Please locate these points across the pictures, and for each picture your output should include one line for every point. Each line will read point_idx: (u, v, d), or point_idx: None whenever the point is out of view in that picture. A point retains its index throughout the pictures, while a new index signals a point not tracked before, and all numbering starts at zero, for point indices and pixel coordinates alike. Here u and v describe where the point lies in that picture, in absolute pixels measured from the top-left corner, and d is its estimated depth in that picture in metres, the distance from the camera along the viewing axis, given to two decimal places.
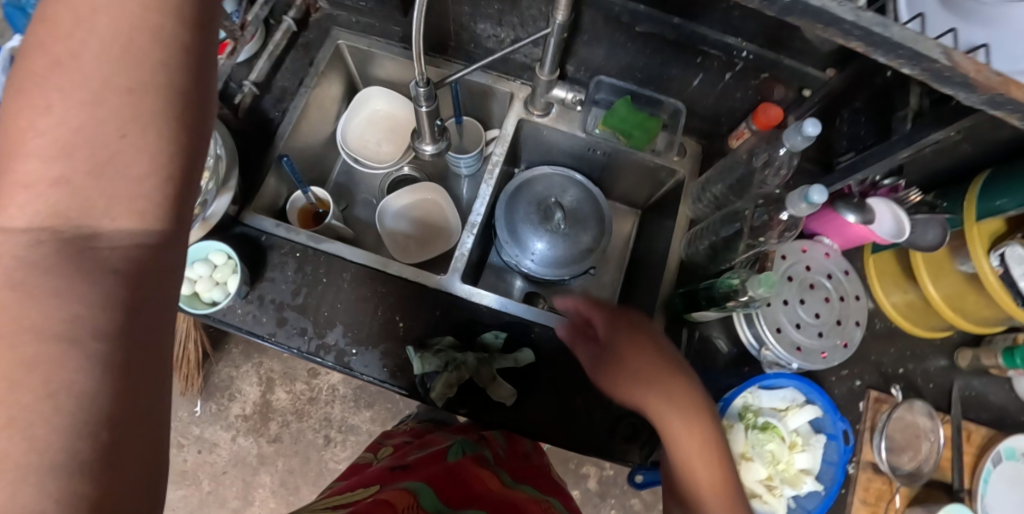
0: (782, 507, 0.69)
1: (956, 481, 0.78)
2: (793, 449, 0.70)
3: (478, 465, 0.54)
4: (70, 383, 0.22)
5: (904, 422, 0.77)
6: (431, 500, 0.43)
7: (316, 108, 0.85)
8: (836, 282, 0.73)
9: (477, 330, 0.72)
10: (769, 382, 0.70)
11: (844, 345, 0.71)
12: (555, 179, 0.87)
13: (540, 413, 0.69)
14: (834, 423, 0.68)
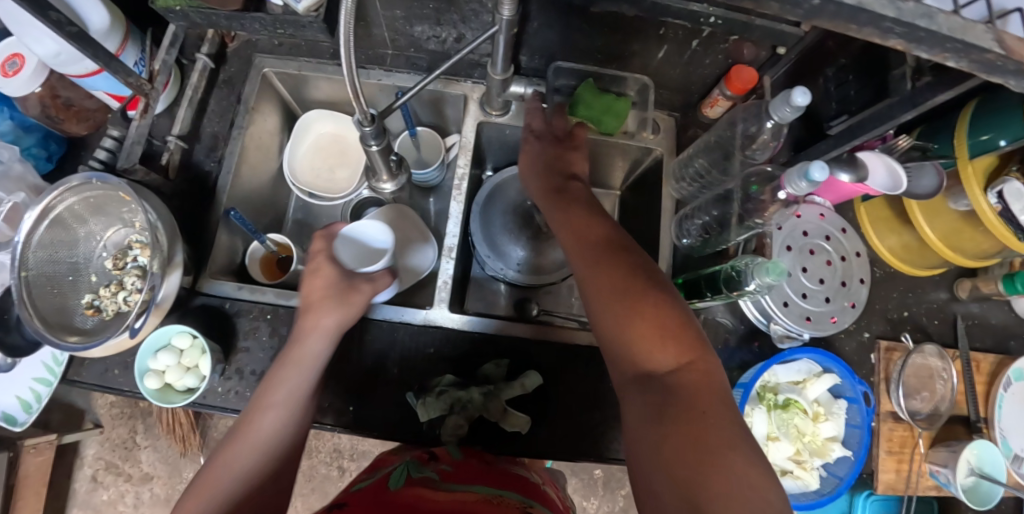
0: (815, 479, 0.68)
1: (972, 413, 0.78)
2: (817, 420, 0.69)
3: (420, 483, 0.51)
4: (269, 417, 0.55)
5: (917, 366, 0.77)
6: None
7: (255, 148, 0.78)
8: (834, 242, 0.71)
9: (477, 360, 0.67)
10: (786, 359, 0.67)
11: (852, 305, 0.69)
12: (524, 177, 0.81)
13: (558, 434, 0.66)
14: (854, 388, 0.66)
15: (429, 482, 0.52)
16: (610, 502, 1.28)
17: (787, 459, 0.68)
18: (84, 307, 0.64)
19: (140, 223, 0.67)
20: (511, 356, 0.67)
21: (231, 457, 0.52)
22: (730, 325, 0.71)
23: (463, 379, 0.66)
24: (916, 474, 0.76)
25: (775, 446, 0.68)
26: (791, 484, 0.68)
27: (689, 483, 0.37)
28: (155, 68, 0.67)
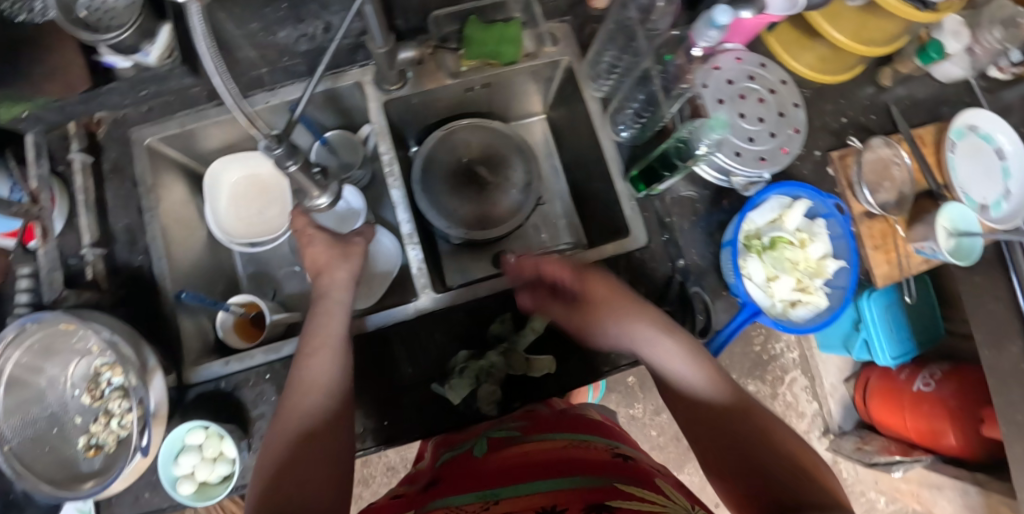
0: (822, 297, 0.71)
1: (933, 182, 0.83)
2: (804, 245, 0.72)
3: (501, 443, 0.58)
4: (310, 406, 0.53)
5: (872, 162, 0.80)
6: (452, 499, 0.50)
7: (174, 224, 0.73)
8: (759, 80, 0.72)
9: (484, 326, 0.67)
10: (757, 201, 0.69)
11: (795, 131, 0.71)
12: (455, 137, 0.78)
13: (585, 360, 0.68)
14: (825, 203, 0.70)
15: (511, 440, 0.58)
16: (653, 400, 1.34)
17: (792, 291, 0.71)
18: (84, 450, 0.61)
19: (96, 347, 0.62)
20: (513, 309, 0.68)
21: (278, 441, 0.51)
22: (698, 197, 0.73)
23: (479, 349, 0.66)
24: (903, 257, 0.81)
25: (777, 284, 0.70)
26: (803, 311, 0.71)
27: (772, 489, 0.46)
28: (32, 187, 0.62)
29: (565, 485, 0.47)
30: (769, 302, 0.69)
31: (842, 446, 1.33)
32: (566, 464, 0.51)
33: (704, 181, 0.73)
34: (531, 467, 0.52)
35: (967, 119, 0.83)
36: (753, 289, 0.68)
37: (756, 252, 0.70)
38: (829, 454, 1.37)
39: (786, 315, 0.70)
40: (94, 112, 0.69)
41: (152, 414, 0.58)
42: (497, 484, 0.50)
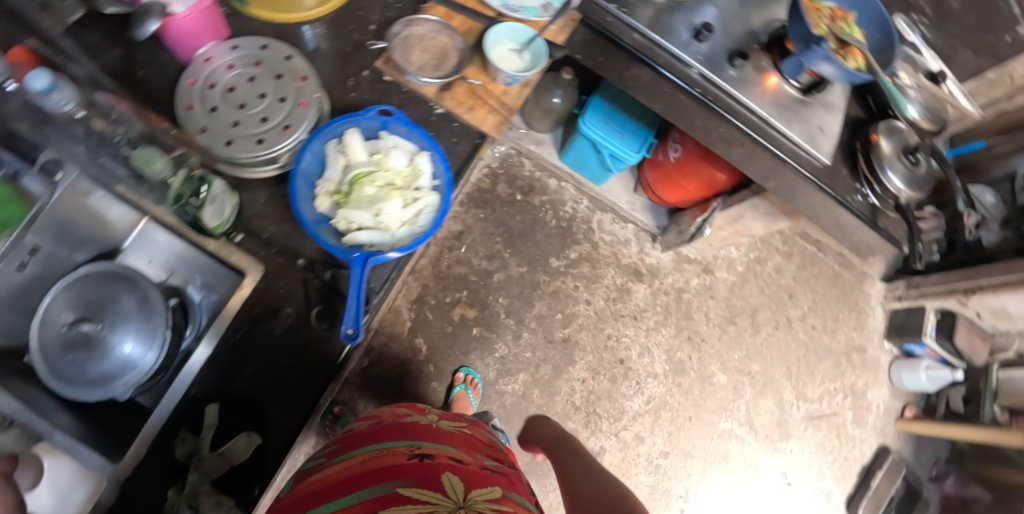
0: (436, 193, 0.69)
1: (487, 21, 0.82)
2: (386, 162, 0.69)
3: (318, 470, 0.64)
4: None
5: (416, 42, 0.78)
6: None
7: None
8: (241, 62, 0.69)
9: (173, 461, 0.62)
10: (307, 163, 0.66)
11: (304, 78, 0.69)
12: (46, 315, 0.69)
13: (285, 407, 0.65)
14: (369, 117, 0.69)
15: (321, 466, 0.65)
16: (508, 329, 1.32)
17: (405, 206, 0.68)
18: None
19: None
20: (189, 423, 0.63)
21: None
22: (276, 198, 0.70)
23: (180, 483, 0.61)
24: (500, 100, 0.79)
25: (386, 211, 0.67)
26: (426, 216, 0.69)
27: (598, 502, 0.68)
28: None
29: (359, 499, 0.54)
30: (387, 236, 0.66)
31: (669, 241, 1.40)
32: (365, 478, 0.57)
33: (263, 177, 0.68)
34: (338, 486, 0.58)
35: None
36: (363, 236, 0.65)
37: (344, 202, 0.66)
38: (669, 253, 1.45)
39: (416, 233, 0.68)
40: None
41: None
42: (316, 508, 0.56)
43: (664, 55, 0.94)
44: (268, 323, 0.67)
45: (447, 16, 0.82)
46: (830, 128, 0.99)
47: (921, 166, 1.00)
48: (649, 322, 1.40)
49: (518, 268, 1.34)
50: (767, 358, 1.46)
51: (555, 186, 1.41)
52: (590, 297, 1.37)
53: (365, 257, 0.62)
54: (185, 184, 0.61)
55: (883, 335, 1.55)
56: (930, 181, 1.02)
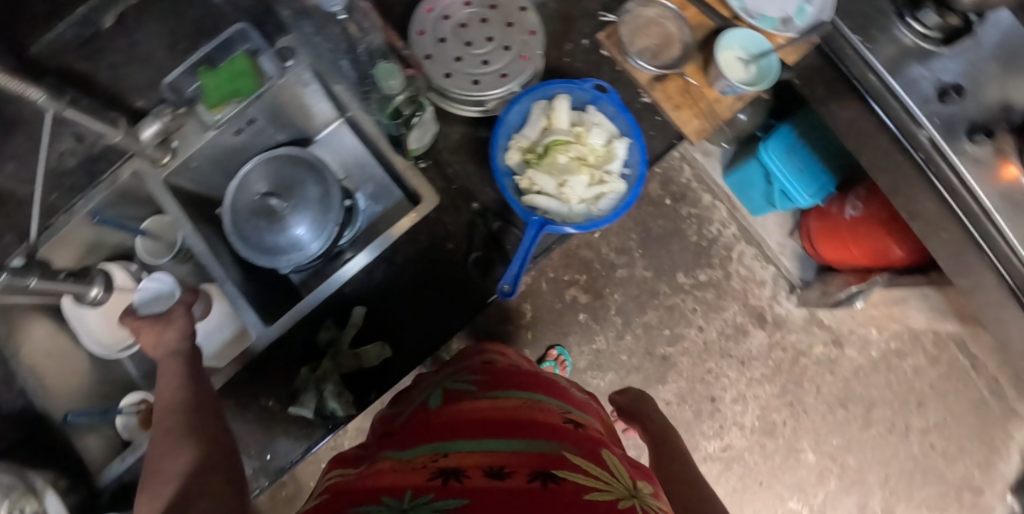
0: (619, 182, 0.70)
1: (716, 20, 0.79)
2: (584, 138, 0.70)
3: (458, 397, 0.54)
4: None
5: (641, 25, 0.77)
6: (402, 452, 0.45)
7: (43, 357, 0.78)
8: (476, 1, 0.71)
9: (316, 338, 0.69)
10: (513, 117, 0.69)
11: (531, 32, 0.70)
12: (246, 181, 0.78)
13: (417, 329, 0.69)
14: (585, 89, 0.69)
15: (468, 394, 0.55)
16: (613, 326, 1.28)
17: (590, 186, 0.70)
18: None
19: None
20: (333, 313, 0.70)
21: None
22: (465, 141, 0.73)
23: (316, 362, 0.68)
24: (710, 106, 0.78)
25: (570, 185, 0.69)
26: (607, 202, 0.70)
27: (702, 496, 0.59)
28: None
29: (514, 444, 0.43)
30: (564, 208, 0.68)
31: (808, 298, 1.29)
32: (522, 426, 0.46)
33: (467, 116, 0.71)
34: (481, 422, 0.48)
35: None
36: (543, 202, 0.68)
37: (536, 164, 0.69)
38: (802, 310, 1.33)
39: (590, 213, 0.69)
40: None
41: None
42: (456, 436, 0.46)
43: (874, 81, 0.67)
44: (427, 248, 0.70)
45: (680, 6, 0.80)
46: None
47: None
48: (753, 372, 1.32)
49: (642, 272, 1.29)
50: (868, 455, 1.33)
51: (707, 201, 1.32)
52: (702, 326, 1.31)
53: (540, 223, 0.64)
54: (408, 107, 0.65)
55: (1010, 484, 1.35)
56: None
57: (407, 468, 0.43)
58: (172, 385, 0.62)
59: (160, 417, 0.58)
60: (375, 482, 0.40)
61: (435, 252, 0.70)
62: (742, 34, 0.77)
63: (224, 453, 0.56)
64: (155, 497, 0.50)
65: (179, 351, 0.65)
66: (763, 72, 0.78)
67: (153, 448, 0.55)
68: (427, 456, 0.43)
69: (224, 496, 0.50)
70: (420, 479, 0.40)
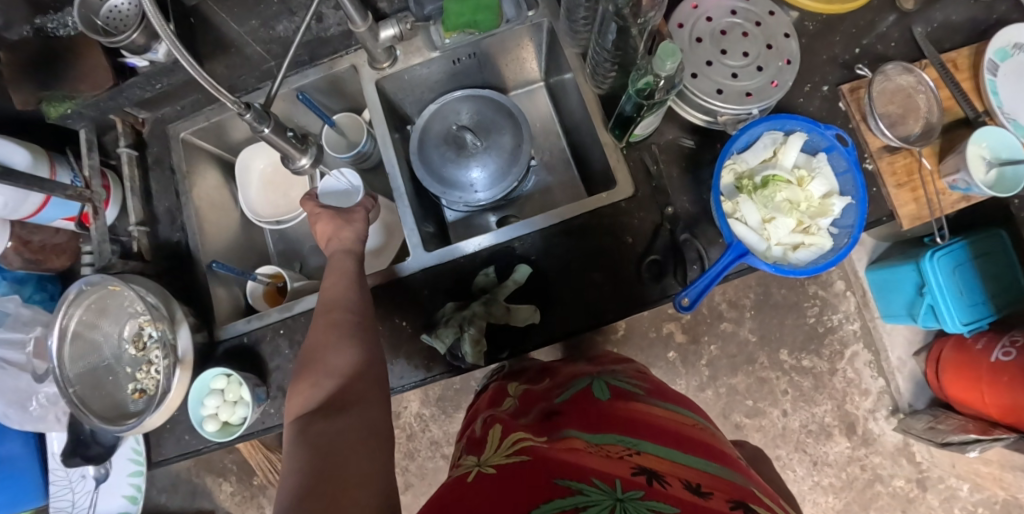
0: (827, 238, 0.67)
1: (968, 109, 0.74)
2: (804, 183, 0.68)
3: (624, 398, 0.62)
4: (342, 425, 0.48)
5: (888, 91, 0.74)
6: (588, 436, 0.53)
7: (207, 206, 0.83)
8: (743, 13, 0.69)
9: (471, 279, 0.70)
10: (743, 139, 0.66)
11: (787, 61, 0.67)
12: (447, 110, 0.81)
13: (569, 307, 0.68)
14: (825, 135, 0.65)
15: (633, 399, 0.62)
16: (696, 376, 1.29)
17: (792, 232, 0.67)
18: (132, 394, 0.71)
19: (139, 307, 0.72)
20: (496, 262, 0.70)
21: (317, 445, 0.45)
22: (678, 144, 0.71)
23: (465, 302, 0.68)
24: (934, 196, 0.73)
25: (774, 225, 0.67)
26: (806, 254, 0.67)
27: None
28: (85, 175, 0.73)
29: (691, 461, 0.50)
30: (763, 244, 0.66)
31: (912, 426, 1.20)
32: (696, 447, 0.53)
33: (690, 121, 0.70)
34: (654, 431, 0.55)
35: (1007, 38, 0.75)
36: (744, 231, 0.66)
37: (747, 193, 0.67)
38: (899, 435, 1.24)
39: (786, 258, 0.67)
40: (139, 113, 0.80)
41: (184, 363, 0.68)
42: (636, 437, 0.53)
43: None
44: (606, 233, 0.69)
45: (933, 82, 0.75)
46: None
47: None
48: (822, 477, 1.25)
49: (746, 335, 1.27)
50: None
51: (839, 290, 1.27)
52: (786, 410, 1.26)
53: (741, 252, 0.62)
54: (661, 92, 0.60)
55: None
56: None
57: (599, 452, 0.50)
58: (337, 282, 0.64)
59: (324, 309, 0.61)
60: (579, 458, 0.47)
61: (612, 240, 0.69)
62: (1001, 133, 0.71)
63: (375, 361, 0.57)
64: (316, 387, 0.53)
65: (350, 246, 0.68)
66: (1009, 181, 0.71)
67: (314, 338, 0.58)
68: (617, 447, 0.50)
69: (373, 405, 0.52)
70: (621, 468, 0.46)
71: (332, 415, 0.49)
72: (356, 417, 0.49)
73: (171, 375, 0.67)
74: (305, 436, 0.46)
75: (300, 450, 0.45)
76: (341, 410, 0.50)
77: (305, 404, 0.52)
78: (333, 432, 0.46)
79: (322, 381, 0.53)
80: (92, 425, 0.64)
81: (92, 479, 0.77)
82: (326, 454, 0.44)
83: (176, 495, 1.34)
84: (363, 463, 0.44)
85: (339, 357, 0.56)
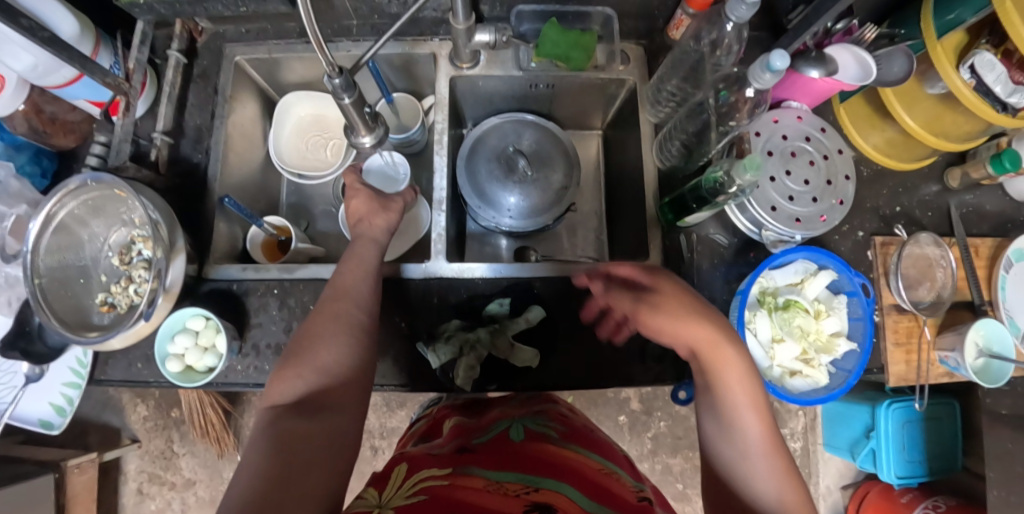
0: (824, 374, 0.69)
1: (974, 295, 0.79)
2: (820, 317, 0.70)
3: (539, 439, 0.56)
4: (313, 428, 0.46)
5: (914, 255, 0.78)
6: (491, 473, 0.48)
7: (238, 136, 0.80)
8: (816, 143, 0.71)
9: (482, 303, 0.69)
10: (781, 260, 0.68)
11: (840, 203, 0.70)
12: (493, 131, 0.81)
13: (569, 362, 0.68)
14: (852, 281, 0.68)
15: (549, 438, 0.57)
16: (638, 446, 1.30)
17: (795, 359, 0.69)
18: (100, 306, 0.67)
19: (139, 219, 0.69)
20: (512, 295, 0.69)
21: (279, 442, 0.43)
22: (717, 239, 0.73)
23: (471, 324, 0.68)
24: (924, 363, 0.77)
25: (781, 347, 0.69)
26: (801, 384, 0.69)
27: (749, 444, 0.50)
28: (129, 67, 0.69)
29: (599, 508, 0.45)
30: (766, 362, 0.68)
31: None
32: (613, 497, 0.48)
33: (735, 224, 0.73)
34: (572, 475, 0.49)
35: None
36: (753, 344, 0.68)
37: (766, 311, 0.69)
38: None
39: (782, 381, 0.69)
40: (201, 22, 0.77)
41: (167, 293, 0.64)
42: (540, 475, 0.48)
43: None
44: None
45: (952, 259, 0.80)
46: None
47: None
48: None
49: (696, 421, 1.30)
50: None
51: (792, 408, 1.32)
52: None
53: None
54: (726, 196, 0.62)
55: None
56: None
57: (496, 491, 0.45)
58: (352, 272, 0.61)
59: (331, 297, 0.58)
60: (474, 494, 0.43)
61: None
62: (999, 327, 0.75)
63: (365, 365, 0.55)
64: (297, 378, 0.51)
65: (378, 230, 0.66)
66: (992, 372, 0.76)
67: (312, 322, 0.56)
68: (517, 485, 0.46)
69: (348, 417, 0.50)
70: (512, 504, 0.42)
71: (307, 414, 0.47)
72: (326, 425, 0.47)
73: (151, 303, 0.62)
74: (271, 431, 0.44)
75: (258, 447, 0.42)
76: (312, 409, 0.48)
77: (281, 391, 0.50)
78: (298, 435, 0.44)
79: (302, 371, 0.51)
80: (42, 321, 0.59)
81: (23, 379, 0.72)
82: (282, 459, 0.41)
83: (86, 401, 1.26)
84: (317, 482, 0.42)
85: (331, 350, 0.54)
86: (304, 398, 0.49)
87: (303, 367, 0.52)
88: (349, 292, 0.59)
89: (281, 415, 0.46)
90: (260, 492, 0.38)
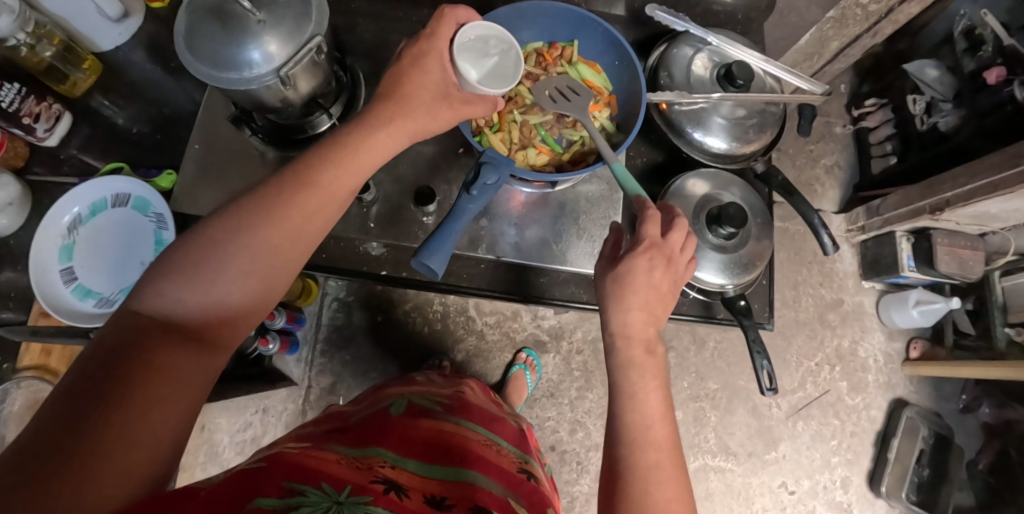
0: None
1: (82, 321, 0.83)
2: None
3: (419, 417, 0.68)
4: (188, 361, 0.52)
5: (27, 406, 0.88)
6: (350, 448, 0.55)
7: None
8: None
9: None
10: None
11: None
12: None
13: None
14: None
15: (428, 413, 0.70)
16: None
17: None
18: None
19: None
20: None
21: (158, 348, 0.50)
22: None
23: None
24: None
25: None
26: None
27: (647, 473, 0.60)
28: None
29: (444, 474, 0.55)
30: None
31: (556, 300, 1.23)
32: (465, 456, 0.60)
33: None
34: (427, 453, 0.59)
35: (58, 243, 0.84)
36: None
37: None
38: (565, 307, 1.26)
39: None
40: None
41: None
42: (401, 454, 0.56)
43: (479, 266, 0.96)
44: None
45: (45, 352, 0.90)
46: (584, 229, 0.95)
47: (739, 234, 0.86)
48: (571, 394, 1.24)
49: None
50: (728, 370, 1.30)
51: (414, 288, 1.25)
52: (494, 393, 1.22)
53: None
54: None
55: (859, 274, 1.42)
56: (762, 248, 0.87)
57: (349, 461, 0.51)
58: (320, 199, 0.62)
59: (310, 181, 0.62)
60: (323, 466, 0.48)
61: None
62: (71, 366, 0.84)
63: (279, 281, 0.60)
64: (244, 228, 0.57)
65: None
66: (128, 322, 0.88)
67: (309, 204, 0.61)
68: (374, 459, 0.53)
69: (239, 327, 0.58)
70: (362, 477, 0.48)
71: (218, 289, 0.55)
72: (205, 335, 0.54)
73: None
74: (181, 286, 0.54)
75: (144, 318, 0.51)
76: (215, 331, 0.55)
77: (235, 242, 0.56)
78: (98, 427, 0.43)
79: (263, 220, 0.58)
80: None
81: None
82: (141, 338, 0.50)
83: None
84: (56, 407, 0.43)
85: (288, 253, 0.60)
86: (223, 314, 0.56)
87: (250, 277, 0.57)
88: (334, 200, 0.64)
89: (195, 314, 0.54)
90: (103, 380, 0.46)
